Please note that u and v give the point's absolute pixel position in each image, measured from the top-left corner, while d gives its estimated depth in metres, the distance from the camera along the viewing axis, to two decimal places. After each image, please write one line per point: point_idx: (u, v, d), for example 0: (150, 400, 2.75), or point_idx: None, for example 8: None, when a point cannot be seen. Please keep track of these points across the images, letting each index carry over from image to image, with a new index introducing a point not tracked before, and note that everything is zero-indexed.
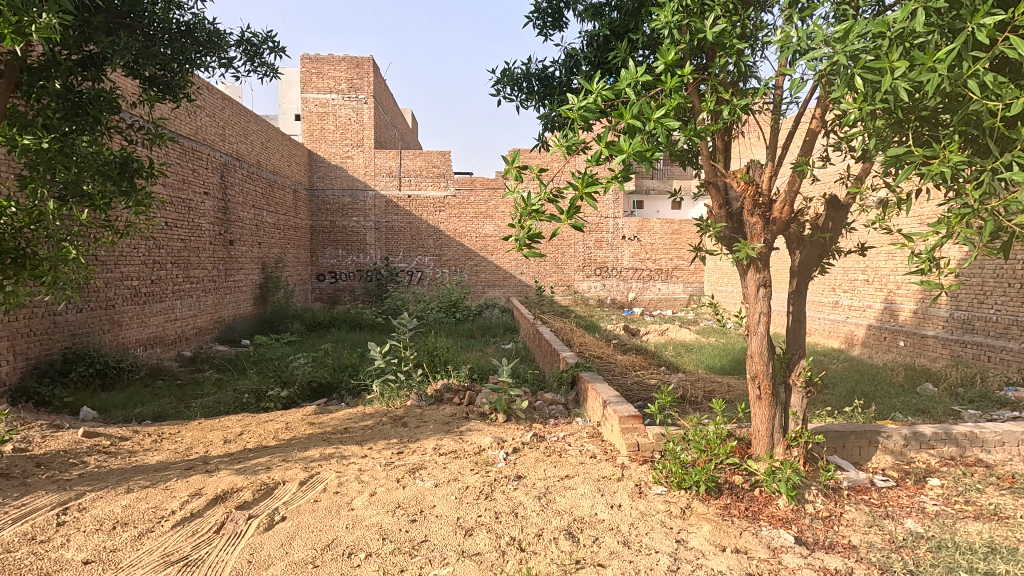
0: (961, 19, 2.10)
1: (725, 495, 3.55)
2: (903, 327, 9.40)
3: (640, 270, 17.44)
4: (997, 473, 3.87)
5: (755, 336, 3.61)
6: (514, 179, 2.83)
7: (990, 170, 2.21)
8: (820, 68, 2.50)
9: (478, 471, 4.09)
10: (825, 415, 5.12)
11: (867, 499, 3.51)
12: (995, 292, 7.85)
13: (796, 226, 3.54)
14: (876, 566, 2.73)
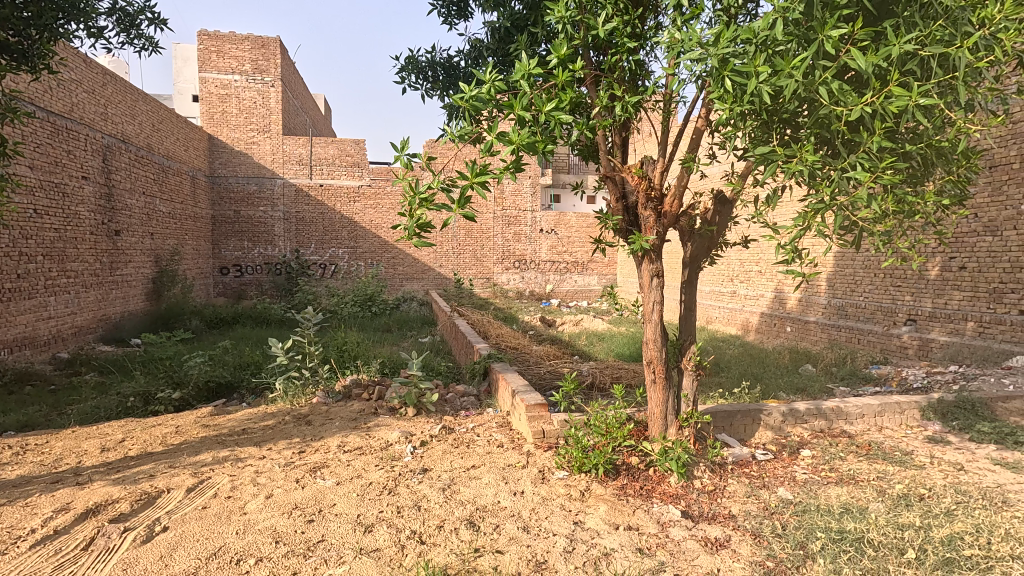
0: (813, 30, 2.32)
1: (622, 475, 3.72)
2: (790, 314, 10.28)
3: (557, 263, 17.86)
4: (858, 442, 4.32)
5: (650, 323, 3.79)
6: (405, 166, 2.78)
7: (839, 169, 2.45)
8: (697, 69, 2.67)
9: (383, 466, 4.01)
10: (716, 396, 5.51)
11: (748, 472, 3.81)
12: (864, 281, 8.76)
13: (686, 220, 3.74)
14: (750, 532, 2.98)
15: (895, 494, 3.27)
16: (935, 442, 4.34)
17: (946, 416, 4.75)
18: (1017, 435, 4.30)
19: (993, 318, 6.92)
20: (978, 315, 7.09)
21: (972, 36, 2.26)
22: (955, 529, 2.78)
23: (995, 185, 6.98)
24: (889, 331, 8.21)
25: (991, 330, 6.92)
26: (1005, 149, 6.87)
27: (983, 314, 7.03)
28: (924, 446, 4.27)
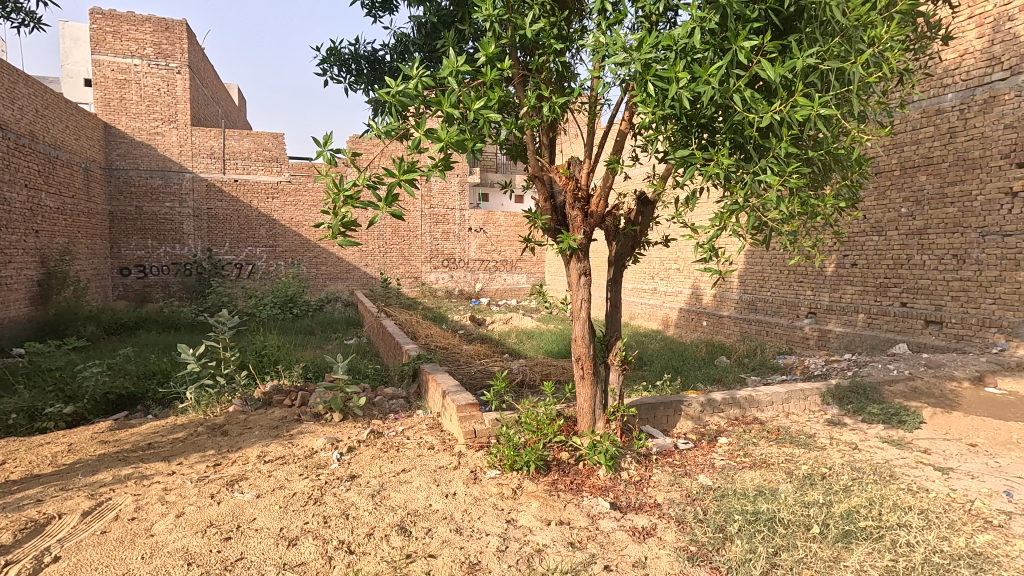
0: (727, 40, 2.46)
1: (553, 471, 3.78)
2: (706, 309, 10.88)
3: (486, 261, 17.88)
4: (768, 428, 4.64)
5: (578, 321, 3.87)
6: (327, 162, 2.67)
7: (751, 172, 2.61)
8: (621, 73, 2.75)
9: (307, 476, 3.83)
10: (641, 390, 5.72)
11: (671, 461, 3.98)
12: (771, 278, 9.43)
13: (611, 219, 3.85)
14: (674, 519, 3.11)
15: (801, 475, 3.53)
16: (834, 424, 4.73)
17: (843, 400, 5.19)
18: (901, 414, 4.77)
19: (880, 309, 7.66)
20: (867, 307, 7.82)
21: (862, 54, 2.50)
22: (853, 504, 3.04)
23: (880, 190, 7.73)
24: (793, 323, 8.89)
25: (879, 321, 7.66)
26: (888, 157, 7.62)
27: (872, 306, 7.77)
28: (825, 428, 4.65)
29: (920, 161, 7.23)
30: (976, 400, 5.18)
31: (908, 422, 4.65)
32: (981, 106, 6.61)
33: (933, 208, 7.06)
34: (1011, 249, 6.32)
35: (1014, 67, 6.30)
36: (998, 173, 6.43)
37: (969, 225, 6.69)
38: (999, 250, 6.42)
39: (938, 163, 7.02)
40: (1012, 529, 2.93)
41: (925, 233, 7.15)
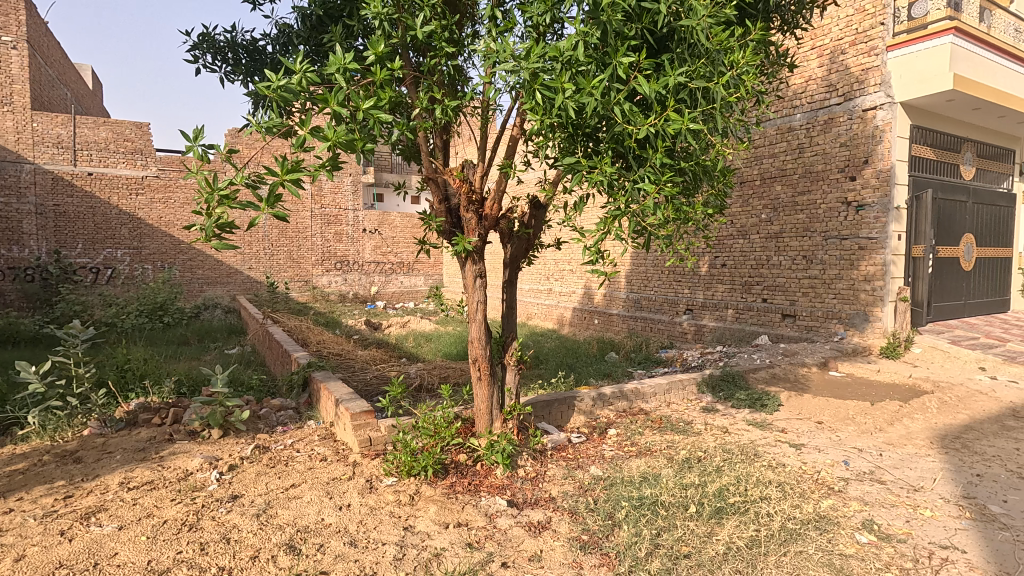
0: (608, 55, 2.64)
1: (451, 474, 3.77)
2: (597, 308, 11.44)
3: (382, 263, 17.41)
4: (652, 417, 4.97)
5: (474, 322, 3.89)
6: (198, 158, 2.46)
7: (632, 181, 2.81)
8: (511, 80, 2.84)
9: (181, 500, 3.49)
10: (536, 388, 5.89)
11: (565, 455, 4.14)
12: (654, 278, 10.14)
13: (505, 222, 3.91)
14: (568, 511, 3.24)
15: (681, 459, 3.83)
16: (708, 411, 5.18)
17: (715, 388, 5.71)
18: (763, 398, 5.34)
19: (746, 305, 8.51)
20: (735, 303, 8.66)
21: (724, 75, 2.78)
22: (724, 482, 3.35)
23: (743, 198, 8.60)
24: (674, 319, 9.61)
25: (745, 316, 8.51)
26: (750, 168, 8.48)
27: (739, 302, 8.62)
28: (701, 415, 5.08)
29: (775, 173, 8.14)
30: (821, 382, 5.93)
31: (769, 405, 5.22)
32: (822, 126, 7.59)
33: (786, 215, 7.99)
34: (847, 251, 7.32)
35: (847, 93, 7.31)
36: (836, 185, 7.42)
37: (815, 230, 7.64)
38: (838, 252, 7.41)
39: (790, 175, 7.95)
40: (849, 493, 3.40)
41: (780, 236, 8.06)
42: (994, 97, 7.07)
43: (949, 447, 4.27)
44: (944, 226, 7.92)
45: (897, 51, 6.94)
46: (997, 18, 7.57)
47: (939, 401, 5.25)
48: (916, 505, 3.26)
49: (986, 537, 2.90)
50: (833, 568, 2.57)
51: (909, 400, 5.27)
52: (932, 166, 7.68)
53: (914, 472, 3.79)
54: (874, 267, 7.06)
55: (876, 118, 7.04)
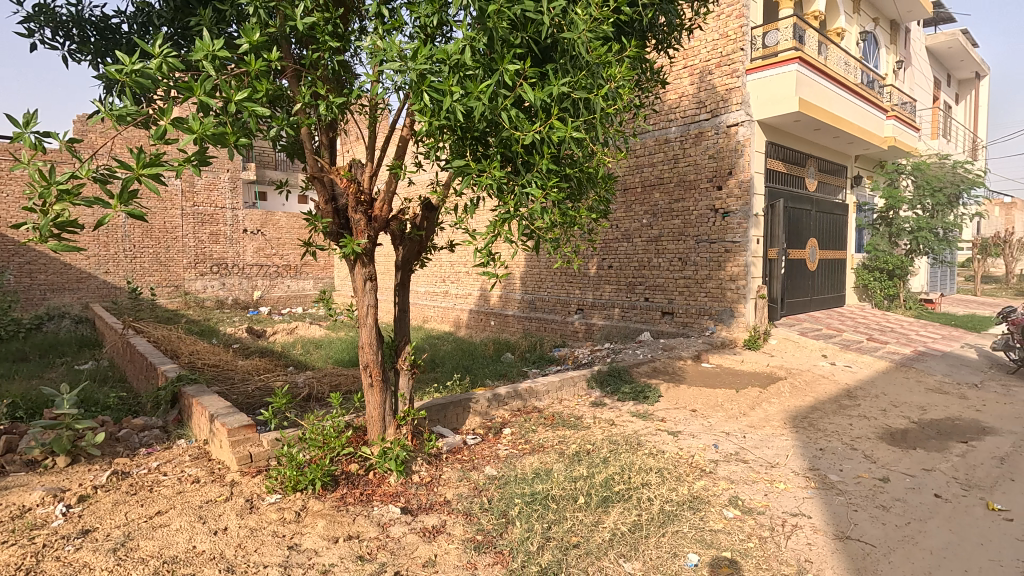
0: (495, 62, 2.70)
1: (341, 485, 3.62)
2: (493, 309, 11.59)
3: (265, 266, 16.28)
4: (545, 414, 5.12)
5: (365, 327, 3.77)
6: (31, 147, 2.15)
7: (520, 185, 2.90)
8: (399, 80, 2.81)
9: (15, 542, 3.01)
10: (431, 391, 5.82)
11: (461, 457, 4.13)
12: (547, 279, 10.48)
13: (396, 224, 3.83)
14: (462, 512, 3.25)
15: (571, 453, 3.99)
16: (597, 406, 5.44)
17: (603, 383, 6.02)
18: (645, 391, 5.71)
19: (631, 304, 9.06)
20: (621, 302, 9.19)
21: (603, 88, 2.96)
22: (610, 472, 3.53)
23: (627, 204, 9.15)
24: (565, 319, 9.99)
25: (630, 314, 9.07)
26: (632, 176, 9.04)
27: (625, 301, 9.16)
28: (590, 409, 5.32)
29: (654, 181, 8.75)
30: (696, 373, 6.47)
31: (651, 397, 5.59)
32: (694, 139, 8.29)
33: (664, 220, 8.62)
34: (715, 253, 8.06)
35: (714, 110, 8.06)
36: (706, 194, 8.16)
37: (689, 234, 8.33)
38: (709, 254, 8.13)
39: (667, 183, 8.59)
40: (718, 473, 3.74)
41: (660, 240, 8.68)
42: (829, 120, 8.16)
43: (798, 426, 4.86)
44: (793, 231, 8.99)
45: (754, 74, 7.77)
46: (831, 51, 8.76)
47: (791, 386, 5.95)
48: (772, 480, 3.66)
49: (827, 502, 3.33)
50: (705, 543, 2.81)
51: (767, 386, 5.91)
52: (783, 178, 8.69)
53: (771, 450, 4.26)
54: (738, 268, 7.84)
55: (738, 134, 7.83)
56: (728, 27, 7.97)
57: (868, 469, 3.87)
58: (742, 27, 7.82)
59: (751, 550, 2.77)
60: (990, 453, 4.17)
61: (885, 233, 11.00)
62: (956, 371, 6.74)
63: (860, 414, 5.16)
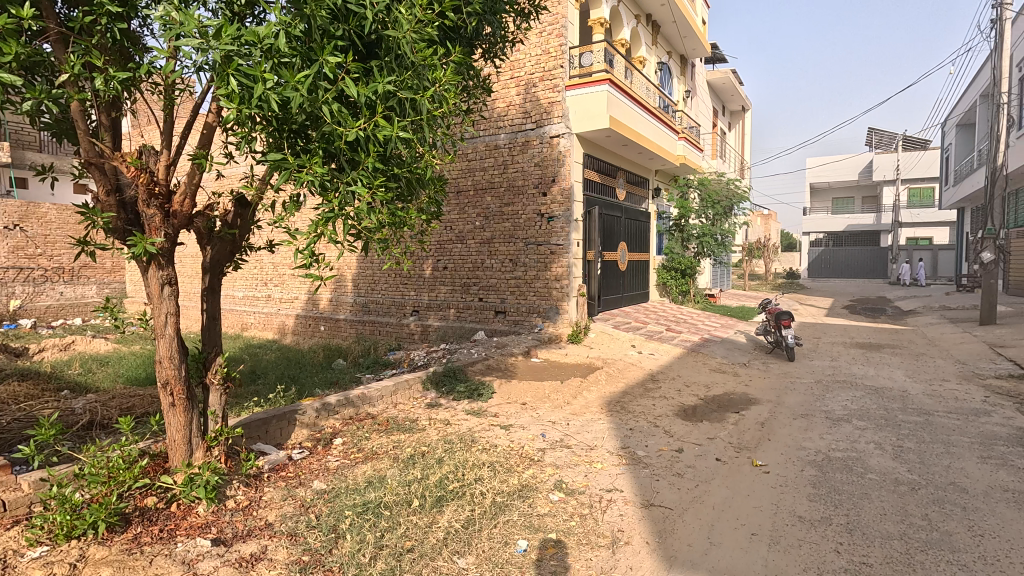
0: (313, 51, 2.61)
1: (134, 524, 3.09)
2: (322, 314, 11.01)
3: (26, 269, 13.28)
4: (379, 420, 4.94)
5: (163, 339, 3.28)
6: None
7: (344, 182, 2.81)
8: (201, 60, 2.55)
9: None
10: (251, 405, 5.28)
11: (285, 475, 3.78)
12: (381, 281, 10.26)
13: (202, 222, 3.40)
14: (286, 534, 2.99)
15: (406, 457, 3.91)
16: (432, 407, 5.44)
17: (439, 384, 6.03)
18: (480, 389, 5.87)
19: (465, 304, 9.25)
20: (456, 303, 9.34)
21: (429, 89, 3.02)
22: (444, 472, 3.55)
23: (459, 206, 9.31)
24: (401, 321, 9.86)
25: (465, 314, 9.25)
26: (464, 179, 9.22)
27: (459, 301, 9.32)
28: (425, 411, 5.30)
29: (485, 185, 9.04)
30: (526, 368, 6.84)
31: (485, 394, 5.76)
32: (521, 147, 8.77)
33: (496, 223, 8.95)
34: (542, 255, 8.59)
35: (539, 121, 8.62)
36: (532, 199, 8.66)
37: (518, 237, 8.78)
38: (536, 256, 8.65)
39: (497, 188, 8.93)
40: (545, 461, 4.00)
41: (491, 242, 8.99)
42: (634, 137, 9.22)
43: (613, 410, 5.41)
44: (607, 235, 9.98)
45: (573, 91, 8.44)
46: (635, 77, 9.92)
47: (607, 374, 6.60)
48: (591, 461, 4.02)
49: (635, 476, 3.77)
50: (532, 528, 2.98)
51: (588, 375, 6.49)
52: (598, 187, 9.59)
53: (591, 434, 4.67)
54: (562, 268, 8.45)
55: (560, 144, 8.45)
56: (549, 44, 8.56)
57: (667, 443, 4.45)
58: (561, 46, 8.45)
59: (573, 528, 3.01)
60: (754, 419, 5.09)
61: (679, 238, 12.78)
62: (731, 353, 8.10)
63: (661, 395, 5.92)
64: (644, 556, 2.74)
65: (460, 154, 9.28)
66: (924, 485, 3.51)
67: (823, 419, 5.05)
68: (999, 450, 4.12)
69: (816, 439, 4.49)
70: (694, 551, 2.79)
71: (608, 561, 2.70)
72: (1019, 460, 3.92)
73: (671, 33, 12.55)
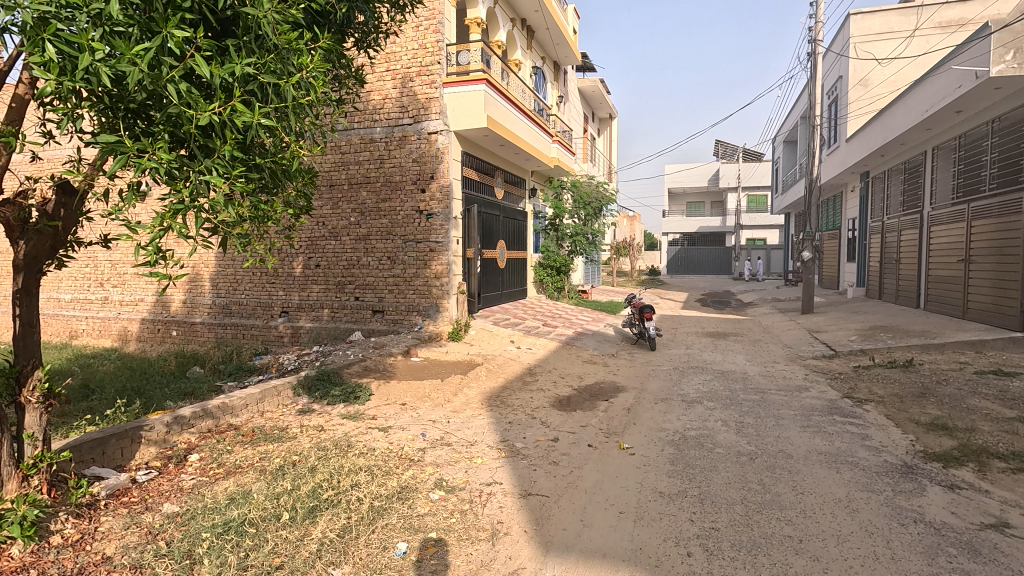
0: (155, 23, 2.37)
1: None
2: (174, 318, 9.92)
3: None
4: (243, 431, 4.53)
5: None
6: None
7: (196, 170, 2.59)
8: (6, 21, 2.20)
9: None
10: (82, 425, 4.57)
11: (127, 500, 3.28)
12: (244, 280, 9.48)
13: (10, 210, 2.85)
14: (128, 568, 2.57)
15: (274, 468, 3.63)
16: (304, 413, 5.12)
17: (311, 389, 5.69)
18: (356, 391, 5.64)
19: (340, 304, 8.85)
20: (330, 302, 8.90)
21: (294, 75, 2.87)
22: (317, 480, 3.35)
23: (333, 200, 8.87)
24: (268, 323, 9.21)
25: (340, 314, 8.85)
26: (337, 172, 8.80)
27: (334, 301, 8.89)
28: (296, 418, 4.96)
29: (361, 179, 8.70)
30: (405, 368, 6.70)
31: (362, 396, 5.55)
32: (398, 141, 8.57)
33: (372, 219, 8.66)
34: (421, 253, 8.48)
35: (416, 116, 8.48)
36: (411, 195, 8.51)
37: (396, 234, 8.57)
38: (415, 253, 8.51)
39: (373, 182, 8.64)
40: (425, 460, 3.95)
41: (368, 239, 8.69)
42: (511, 137, 9.44)
43: (493, 405, 5.50)
44: (486, 233, 10.12)
45: (450, 88, 8.43)
46: (512, 79, 10.16)
47: (487, 370, 6.70)
48: (471, 457, 4.06)
49: (514, 467, 3.86)
50: (412, 529, 2.93)
51: (468, 372, 6.53)
52: (476, 186, 9.67)
53: (471, 430, 4.71)
54: (442, 266, 8.41)
55: (438, 141, 8.39)
56: (426, 39, 8.44)
57: (544, 434, 4.63)
58: (438, 42, 8.37)
59: (454, 524, 3.01)
60: (622, 405, 5.48)
61: (554, 237, 13.33)
62: (602, 345, 8.64)
63: (538, 388, 6.15)
64: (523, 545, 2.82)
65: (333, 146, 8.84)
66: (760, 454, 4.02)
67: (679, 402, 5.58)
68: (815, 419, 4.86)
69: (674, 420, 4.96)
70: (568, 535, 2.93)
71: (488, 553, 2.75)
72: (829, 427, 4.65)
73: (544, 39, 13.01)
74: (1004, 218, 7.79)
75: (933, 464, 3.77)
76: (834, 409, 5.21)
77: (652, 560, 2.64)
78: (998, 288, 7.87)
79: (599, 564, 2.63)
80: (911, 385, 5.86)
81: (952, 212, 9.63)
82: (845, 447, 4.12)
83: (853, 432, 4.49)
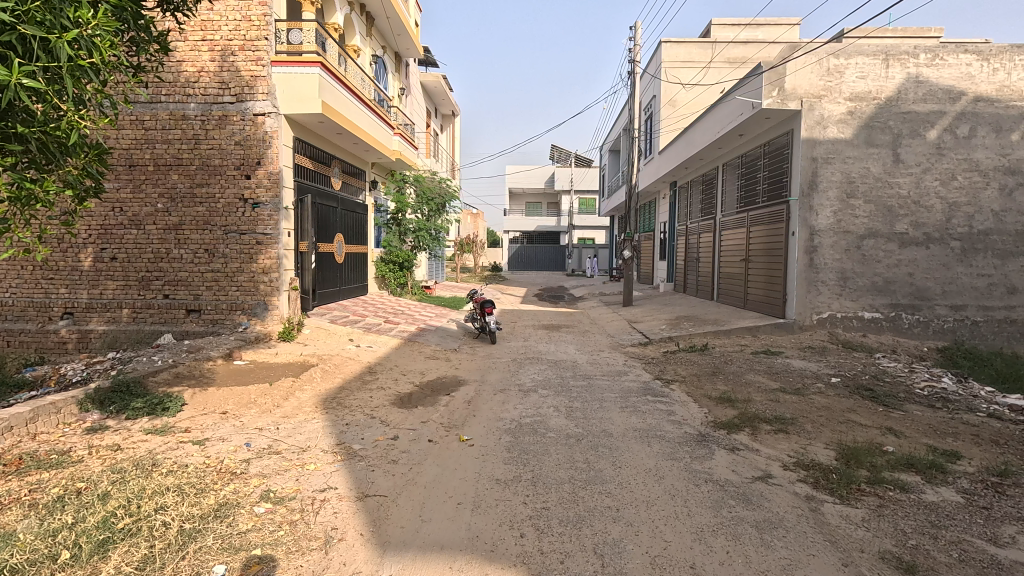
0: None
1: None
2: None
3: None
4: (5, 459, 3.66)
5: None
6: None
7: None
8: None
9: None
10: None
11: None
12: (9, 275, 7.78)
13: None
14: None
15: (50, 500, 3.00)
16: (94, 431, 4.33)
17: (103, 403, 4.84)
18: (164, 402, 4.94)
19: (143, 303, 7.70)
20: (131, 301, 7.70)
21: (69, 32, 2.46)
22: (110, 509, 2.85)
23: (134, 182, 7.64)
24: (45, 328, 7.66)
25: (144, 314, 7.71)
26: (139, 150, 7.62)
27: (135, 300, 7.71)
28: (83, 438, 4.17)
29: (170, 160, 7.63)
30: (227, 372, 6.04)
31: (171, 408, 4.88)
32: (216, 121, 7.66)
33: (184, 207, 7.65)
34: (245, 245, 7.70)
35: (239, 94, 7.67)
36: (233, 181, 7.68)
37: (215, 224, 7.68)
38: (238, 246, 7.70)
39: (186, 165, 7.64)
40: (249, 472, 3.61)
41: (179, 228, 7.66)
42: (348, 126, 9.01)
43: (328, 407, 5.22)
44: (321, 226, 9.52)
45: (279, 68, 7.76)
46: (350, 66, 9.69)
47: (322, 371, 6.32)
48: (303, 464, 3.81)
49: (350, 470, 3.72)
50: (232, 549, 2.65)
51: (302, 374, 6.12)
52: (310, 175, 9.05)
53: (303, 436, 4.42)
54: (271, 260, 7.74)
55: (266, 124, 7.67)
56: (251, 11, 7.66)
57: (382, 433, 4.52)
58: (265, 16, 7.66)
59: (281, 538, 2.80)
60: (462, 399, 5.58)
61: (396, 232, 12.92)
62: (443, 341, 8.69)
63: (378, 387, 5.98)
64: (358, 549, 2.73)
65: (133, 120, 7.62)
66: (586, 436, 4.39)
67: (516, 391, 5.86)
68: (632, 400, 5.46)
69: (511, 409, 5.18)
70: (406, 532, 2.90)
71: (320, 563, 2.61)
72: (643, 406, 5.26)
73: (384, 27, 12.65)
74: (772, 225, 9.48)
75: (721, 431, 4.45)
76: (647, 390, 5.90)
77: (486, 546, 2.74)
78: (768, 282, 9.54)
79: (435, 557, 2.65)
80: (706, 366, 6.88)
81: (737, 219, 11.44)
82: (654, 423, 4.68)
83: (661, 409, 5.13)
